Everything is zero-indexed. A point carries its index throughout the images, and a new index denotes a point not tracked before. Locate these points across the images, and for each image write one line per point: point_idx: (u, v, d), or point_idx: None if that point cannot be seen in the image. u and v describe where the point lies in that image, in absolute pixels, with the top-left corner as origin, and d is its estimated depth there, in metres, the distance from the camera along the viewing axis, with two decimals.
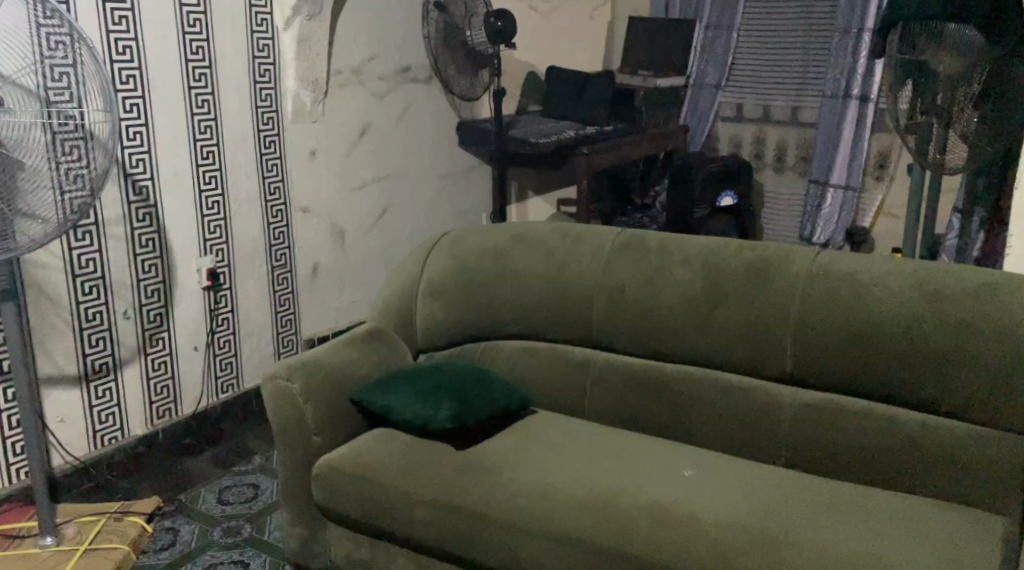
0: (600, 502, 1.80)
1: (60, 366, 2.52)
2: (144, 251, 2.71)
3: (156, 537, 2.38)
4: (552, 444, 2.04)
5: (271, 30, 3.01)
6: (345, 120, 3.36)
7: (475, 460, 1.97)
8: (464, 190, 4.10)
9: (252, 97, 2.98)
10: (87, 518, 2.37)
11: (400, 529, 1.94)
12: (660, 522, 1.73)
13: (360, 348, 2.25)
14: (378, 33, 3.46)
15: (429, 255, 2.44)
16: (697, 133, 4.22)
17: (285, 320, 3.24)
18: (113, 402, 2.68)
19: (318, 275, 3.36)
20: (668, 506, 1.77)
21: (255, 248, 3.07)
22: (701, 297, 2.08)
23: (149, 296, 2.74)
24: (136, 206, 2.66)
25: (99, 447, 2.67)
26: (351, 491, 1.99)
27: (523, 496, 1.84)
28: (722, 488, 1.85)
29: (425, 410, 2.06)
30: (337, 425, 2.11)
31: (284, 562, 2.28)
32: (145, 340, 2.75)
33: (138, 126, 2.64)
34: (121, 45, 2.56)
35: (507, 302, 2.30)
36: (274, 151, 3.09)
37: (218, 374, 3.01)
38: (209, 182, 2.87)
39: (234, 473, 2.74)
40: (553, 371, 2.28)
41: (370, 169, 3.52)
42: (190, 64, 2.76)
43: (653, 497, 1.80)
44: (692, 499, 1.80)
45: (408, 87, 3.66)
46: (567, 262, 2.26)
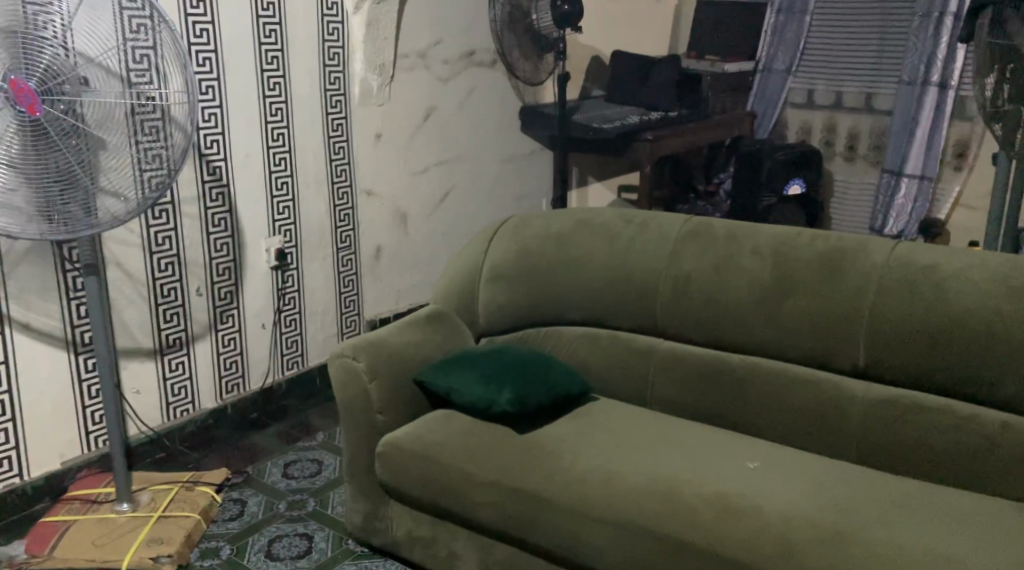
0: (662, 490, 1.79)
1: (136, 340, 2.61)
2: (217, 231, 2.78)
3: (224, 507, 2.45)
4: (614, 431, 2.05)
5: (341, 14, 3.06)
6: (411, 103, 3.39)
7: (536, 443, 1.99)
8: (525, 175, 4.10)
9: (321, 80, 3.03)
10: (161, 487, 2.45)
11: (461, 509, 1.97)
12: (723, 512, 1.72)
13: (423, 329, 2.28)
14: (445, 17, 3.48)
15: (493, 239, 2.45)
16: (765, 121, 4.14)
17: (350, 300, 3.30)
18: (185, 375, 2.77)
19: (382, 256, 3.40)
20: (731, 498, 1.76)
21: (322, 229, 3.13)
22: (769, 286, 2.05)
23: (220, 274, 2.81)
24: (210, 185, 2.73)
25: (172, 419, 2.75)
26: (413, 470, 2.03)
27: (585, 480, 1.85)
28: (787, 481, 1.83)
29: (488, 393, 2.07)
30: (400, 405, 2.15)
31: (346, 537, 2.32)
32: (216, 316, 2.82)
33: (213, 108, 2.70)
34: (198, 28, 2.62)
35: (571, 287, 2.30)
36: (342, 134, 3.13)
37: (284, 352, 3.09)
38: (279, 163, 2.93)
39: (298, 448, 2.80)
40: (616, 358, 2.28)
41: (434, 152, 3.54)
42: (263, 46, 2.81)
43: (716, 488, 1.79)
44: (757, 491, 1.79)
45: (472, 71, 3.67)
46: (632, 249, 2.25)
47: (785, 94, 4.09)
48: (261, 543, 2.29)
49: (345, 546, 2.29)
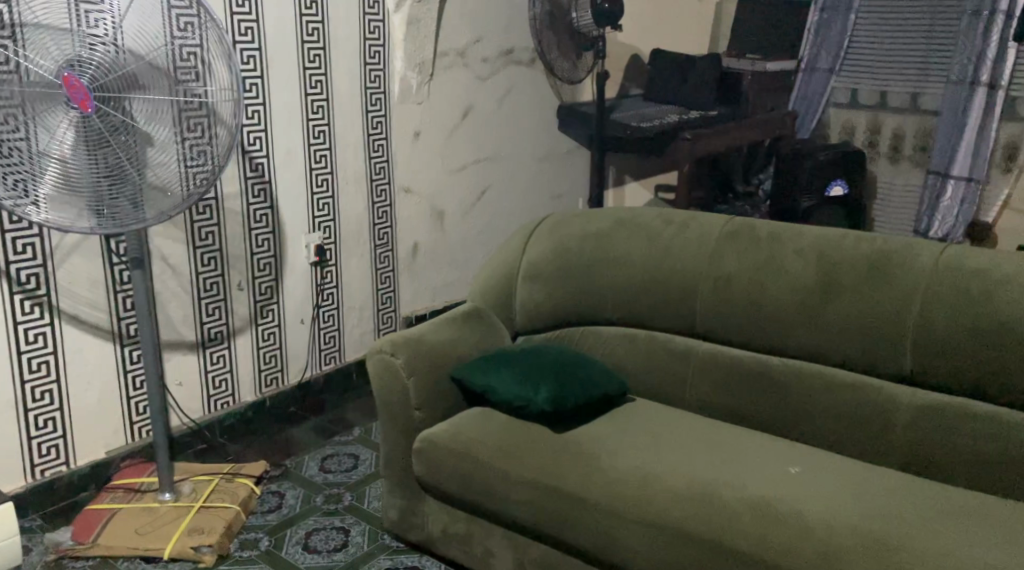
0: (701, 492, 1.78)
1: (180, 333, 2.65)
2: (258, 227, 2.81)
3: (263, 499, 2.48)
4: (651, 432, 2.04)
5: (382, 12, 3.07)
6: (449, 101, 3.40)
7: (573, 443, 1.98)
8: (563, 173, 4.10)
9: (362, 78, 3.05)
10: (202, 477, 2.49)
11: (498, 508, 1.97)
12: (763, 517, 1.71)
13: (460, 327, 2.28)
14: (484, 15, 3.49)
15: (530, 237, 2.45)
16: (806, 119, 4.09)
17: (386, 297, 3.33)
18: (225, 368, 2.81)
19: (418, 254, 3.42)
20: (772, 502, 1.75)
21: (360, 226, 3.16)
22: (812, 289, 2.03)
23: (261, 270, 2.85)
24: (253, 181, 2.76)
25: (212, 411, 2.80)
26: (450, 467, 2.04)
27: (623, 481, 1.84)
28: (828, 487, 1.81)
29: (525, 392, 2.07)
30: (437, 402, 2.16)
31: (382, 532, 2.34)
32: (256, 311, 2.86)
33: (256, 106, 2.73)
34: (243, 26, 2.65)
35: (609, 286, 2.29)
36: (381, 132, 3.16)
37: (322, 347, 3.12)
38: (319, 160, 2.96)
39: (335, 443, 2.83)
40: (653, 359, 2.27)
41: (471, 151, 3.55)
42: (305, 45, 2.84)
43: (756, 492, 1.78)
44: (797, 496, 1.77)
45: (511, 69, 3.67)
46: (671, 249, 2.24)
47: (829, 94, 4.03)
48: (299, 536, 2.32)
49: (380, 541, 2.31)
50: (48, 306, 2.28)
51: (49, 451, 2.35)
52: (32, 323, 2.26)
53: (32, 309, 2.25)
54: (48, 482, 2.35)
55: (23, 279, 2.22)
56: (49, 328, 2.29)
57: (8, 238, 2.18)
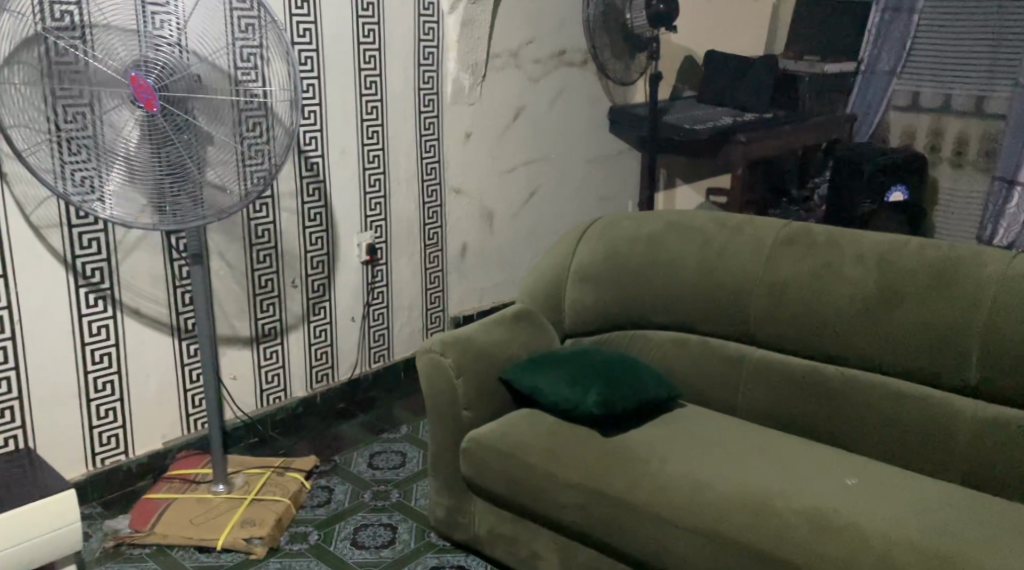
0: (754, 501, 1.76)
1: (235, 329, 2.71)
2: (312, 225, 2.85)
3: (312, 494, 2.52)
4: (702, 438, 2.02)
5: (437, 14, 3.10)
6: (501, 102, 3.42)
7: (622, 447, 1.98)
8: (613, 175, 4.08)
9: (415, 79, 3.08)
10: (254, 470, 2.53)
11: (547, 510, 1.97)
12: (818, 529, 1.68)
13: (510, 327, 2.29)
14: (538, 17, 3.49)
15: (581, 239, 2.45)
16: (865, 124, 3.66)
17: (435, 296, 3.35)
18: (278, 363, 2.86)
19: (467, 254, 3.44)
20: (828, 514, 1.72)
21: (411, 225, 3.18)
22: (871, 296, 1.99)
23: (314, 267, 2.89)
24: (308, 180, 2.81)
25: (265, 405, 2.85)
26: (498, 468, 2.04)
27: (673, 488, 1.83)
28: (887, 500, 1.77)
29: (574, 395, 2.07)
30: (486, 401, 2.17)
31: (428, 530, 2.36)
32: (309, 308, 2.91)
33: (312, 106, 2.77)
34: (302, 28, 2.69)
35: (661, 289, 2.27)
36: (433, 132, 3.18)
37: (371, 345, 3.16)
38: (372, 160, 2.99)
39: (383, 440, 2.86)
40: (704, 364, 2.25)
41: (522, 152, 3.56)
42: (361, 46, 2.88)
43: (811, 503, 1.75)
44: (855, 508, 1.74)
45: (563, 71, 3.67)
46: (726, 253, 2.21)
47: (889, 98, 3.58)
48: (348, 531, 2.34)
49: (427, 539, 2.32)
50: (110, 299, 2.34)
51: (109, 441, 2.42)
52: (95, 315, 2.32)
53: (96, 302, 2.32)
54: (107, 470, 2.42)
55: (88, 273, 2.29)
56: (112, 321, 2.36)
57: (75, 233, 2.24)
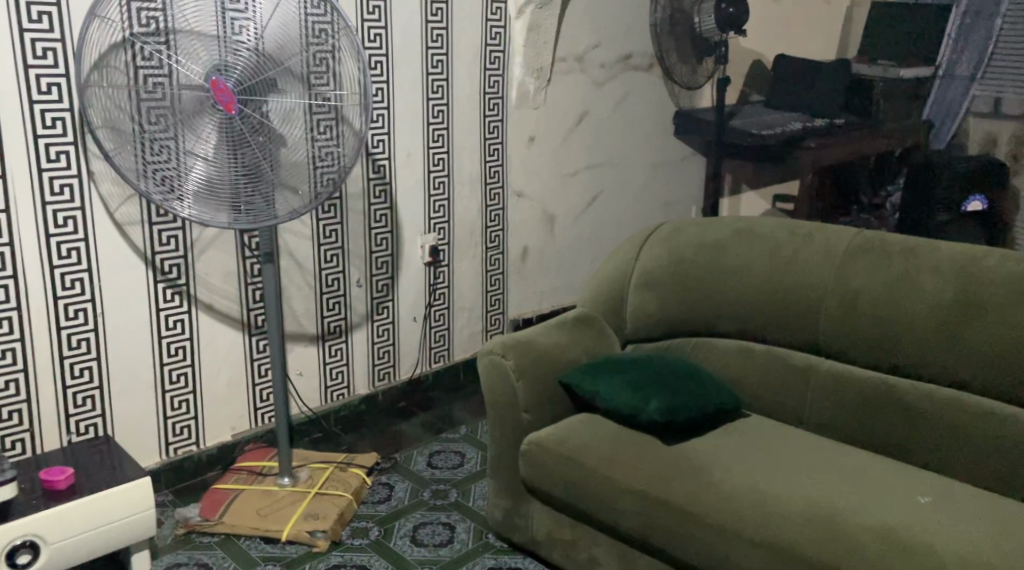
0: (822, 516, 1.74)
1: (302, 326, 2.77)
2: (378, 226, 2.91)
3: (373, 490, 2.57)
4: (766, 450, 2.00)
5: (504, 18, 3.13)
6: (565, 107, 3.43)
7: (685, 456, 1.97)
8: (677, 180, 4.06)
9: (482, 83, 3.11)
10: (318, 465, 2.59)
11: (608, 517, 1.98)
12: (891, 548, 1.65)
13: (572, 331, 2.30)
14: (605, 21, 3.49)
15: (645, 244, 2.45)
16: (944, 129, 3.30)
17: (495, 299, 3.38)
18: (342, 361, 2.92)
19: (528, 257, 3.46)
20: (899, 531, 1.69)
21: (473, 227, 3.22)
22: (945, 310, 1.95)
23: (379, 268, 2.95)
24: (375, 182, 2.86)
25: (329, 401, 2.91)
26: (558, 472, 2.05)
27: (738, 499, 1.82)
28: (962, 521, 1.73)
29: (635, 401, 2.07)
30: (548, 404, 2.19)
31: (486, 530, 2.39)
32: (373, 307, 2.96)
33: (381, 109, 2.83)
34: (372, 33, 2.75)
35: (726, 297, 2.26)
36: (497, 136, 3.21)
37: (432, 345, 3.20)
38: (437, 163, 3.03)
39: (443, 439, 2.90)
40: (770, 374, 2.23)
41: (585, 156, 3.57)
42: (430, 50, 2.92)
43: (881, 520, 1.72)
44: (927, 527, 1.70)
45: (629, 75, 3.67)
46: (794, 262, 2.19)
47: (970, 102, 3.23)
48: (407, 528, 2.38)
49: (485, 539, 2.35)
50: (186, 294, 2.42)
51: (181, 431, 2.50)
52: (171, 310, 2.41)
53: (173, 296, 2.40)
54: (179, 460, 2.50)
55: (166, 269, 2.37)
56: (186, 315, 2.44)
57: (155, 230, 2.33)
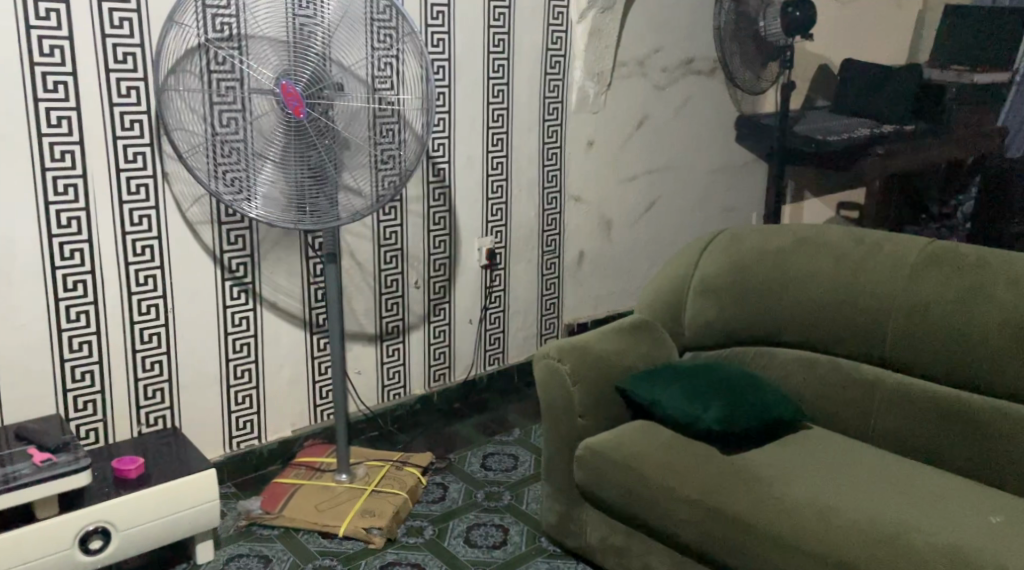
0: (885, 532, 1.71)
1: (362, 325, 2.82)
2: (437, 229, 2.94)
3: (428, 490, 2.59)
4: (827, 463, 1.98)
5: (566, 23, 3.14)
6: (625, 111, 3.42)
7: (744, 467, 1.95)
8: (738, 186, 4.01)
9: (542, 87, 3.13)
10: (375, 463, 2.63)
11: (663, 525, 1.97)
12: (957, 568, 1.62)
13: (629, 337, 2.30)
14: (667, 26, 3.48)
15: (706, 250, 2.43)
16: (1018, 136, 3.11)
17: (550, 303, 3.40)
18: (399, 360, 2.95)
19: (584, 261, 3.47)
20: (966, 552, 1.65)
21: (530, 231, 3.23)
22: (1020, 325, 1.90)
23: (436, 270, 2.98)
24: (434, 186, 2.89)
25: (385, 400, 2.95)
26: (613, 478, 2.05)
27: (799, 512, 1.79)
28: None
29: (694, 409, 2.06)
30: (604, 410, 2.19)
31: (539, 534, 2.39)
32: (430, 309, 3.00)
33: (442, 113, 2.86)
34: (435, 37, 2.78)
35: (788, 307, 2.24)
36: (556, 140, 3.22)
37: (487, 347, 3.23)
38: (496, 167, 3.05)
39: (496, 442, 2.92)
40: (833, 385, 2.20)
41: (644, 161, 3.56)
42: (491, 55, 2.94)
43: (948, 539, 1.69)
44: (996, 548, 1.66)
45: (690, 79, 3.64)
46: (860, 272, 2.15)
47: None
48: (461, 529, 2.40)
49: (538, 543, 2.36)
50: (251, 292, 2.49)
51: (244, 426, 2.57)
52: (238, 307, 2.47)
53: (239, 294, 2.47)
54: (242, 453, 2.57)
55: (233, 267, 2.44)
56: (252, 312, 2.50)
57: (224, 229, 2.39)
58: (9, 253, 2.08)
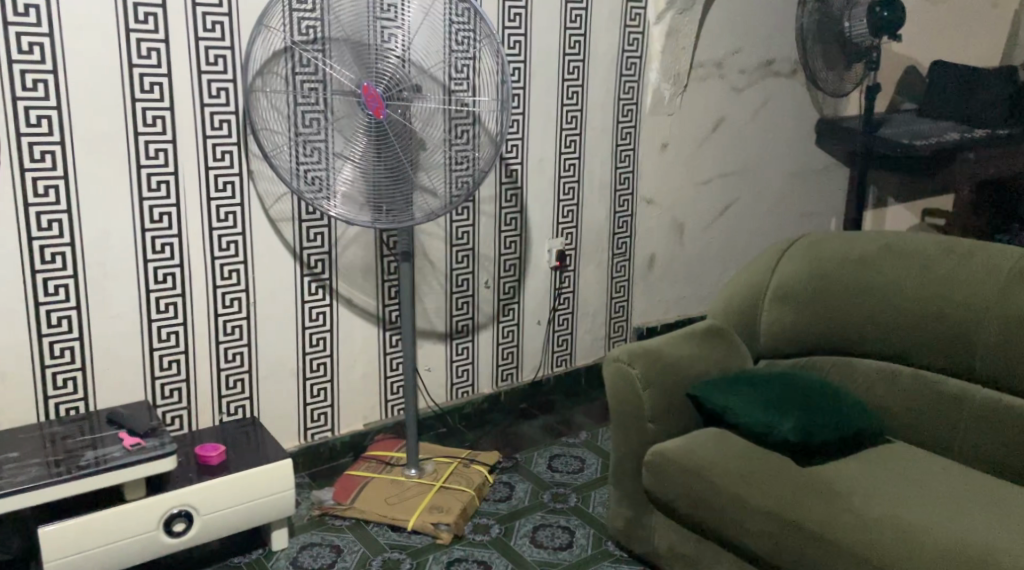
0: (970, 554, 1.67)
1: (433, 324, 2.86)
2: (508, 229, 2.97)
3: (495, 488, 2.62)
4: (907, 479, 1.93)
5: (643, 24, 3.13)
6: (702, 113, 3.39)
7: (821, 480, 1.92)
8: (816, 191, 3.93)
9: (617, 89, 3.12)
10: (443, 459, 2.67)
11: (733, 535, 1.95)
12: None
13: (701, 343, 2.28)
14: (747, 27, 3.43)
15: (783, 256, 2.40)
16: None
17: (619, 306, 3.39)
18: (468, 359, 2.99)
19: (655, 265, 3.45)
20: None
21: (601, 233, 3.23)
22: None
23: (507, 270, 3.00)
24: (507, 187, 2.92)
25: (454, 398, 2.99)
26: (683, 485, 2.04)
27: (878, 528, 1.76)
28: None
29: (769, 419, 2.03)
30: (674, 415, 2.17)
31: (606, 538, 2.40)
32: (499, 309, 3.02)
33: (517, 115, 2.88)
34: (512, 39, 2.80)
35: (869, 318, 2.19)
36: (630, 142, 3.21)
37: (555, 349, 3.24)
38: (568, 168, 3.06)
39: (563, 443, 2.92)
40: (915, 398, 2.15)
41: (719, 164, 3.52)
42: (566, 57, 2.96)
43: None
44: None
45: (770, 81, 3.59)
46: (949, 283, 2.09)
47: None
48: (527, 529, 2.42)
49: (604, 547, 2.36)
50: (328, 288, 2.55)
51: (318, 418, 2.63)
52: (315, 302, 2.54)
53: (317, 290, 2.53)
54: (315, 444, 2.64)
55: (312, 263, 2.50)
56: (328, 308, 2.56)
57: (304, 226, 2.46)
58: (105, 245, 2.18)
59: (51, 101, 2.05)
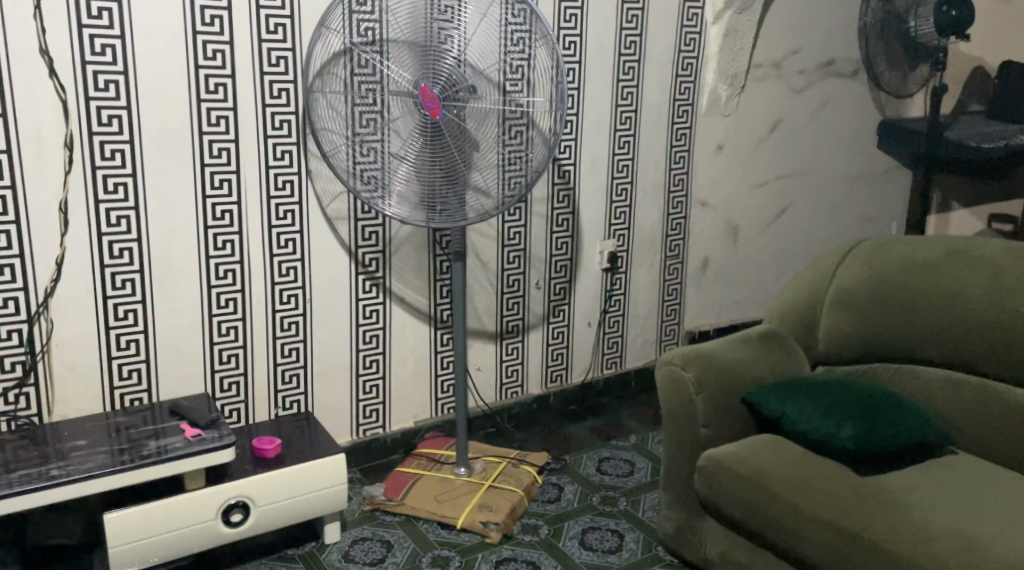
0: None
1: (484, 324, 2.87)
2: (560, 230, 2.97)
3: (544, 489, 2.62)
4: (970, 491, 1.88)
5: (700, 24, 3.10)
6: (759, 113, 3.35)
7: (880, 490, 1.88)
8: (876, 195, 3.85)
9: (672, 89, 3.10)
10: (493, 458, 2.68)
11: (787, 544, 1.92)
12: None
13: (757, 348, 2.25)
14: (807, 27, 3.37)
15: (843, 262, 2.36)
16: None
17: (671, 309, 3.36)
18: (518, 359, 2.99)
19: (708, 268, 3.41)
20: None
21: (654, 235, 3.21)
22: None
23: (557, 271, 3.01)
24: (559, 188, 2.92)
25: (503, 398, 2.99)
26: (736, 491, 2.02)
27: (940, 541, 1.72)
28: None
29: (827, 426, 2.00)
30: (728, 421, 2.15)
31: (655, 542, 2.38)
32: (550, 310, 3.03)
33: (571, 116, 2.88)
34: (567, 40, 2.80)
35: (932, 326, 2.14)
36: (684, 143, 3.19)
37: (605, 351, 3.23)
38: (621, 169, 3.05)
39: (612, 446, 2.91)
40: (979, 408, 2.09)
41: (775, 166, 3.47)
42: (622, 57, 2.94)
43: None
44: None
45: (830, 82, 3.52)
46: (1017, 292, 2.03)
47: None
48: (576, 530, 2.42)
49: (654, 551, 2.34)
50: (382, 286, 2.58)
51: (370, 414, 2.66)
52: (368, 300, 2.57)
53: (371, 288, 2.56)
54: (367, 440, 2.67)
55: (366, 262, 2.53)
56: (381, 306, 2.59)
57: (359, 225, 2.49)
58: (169, 241, 2.24)
59: (121, 101, 2.11)
